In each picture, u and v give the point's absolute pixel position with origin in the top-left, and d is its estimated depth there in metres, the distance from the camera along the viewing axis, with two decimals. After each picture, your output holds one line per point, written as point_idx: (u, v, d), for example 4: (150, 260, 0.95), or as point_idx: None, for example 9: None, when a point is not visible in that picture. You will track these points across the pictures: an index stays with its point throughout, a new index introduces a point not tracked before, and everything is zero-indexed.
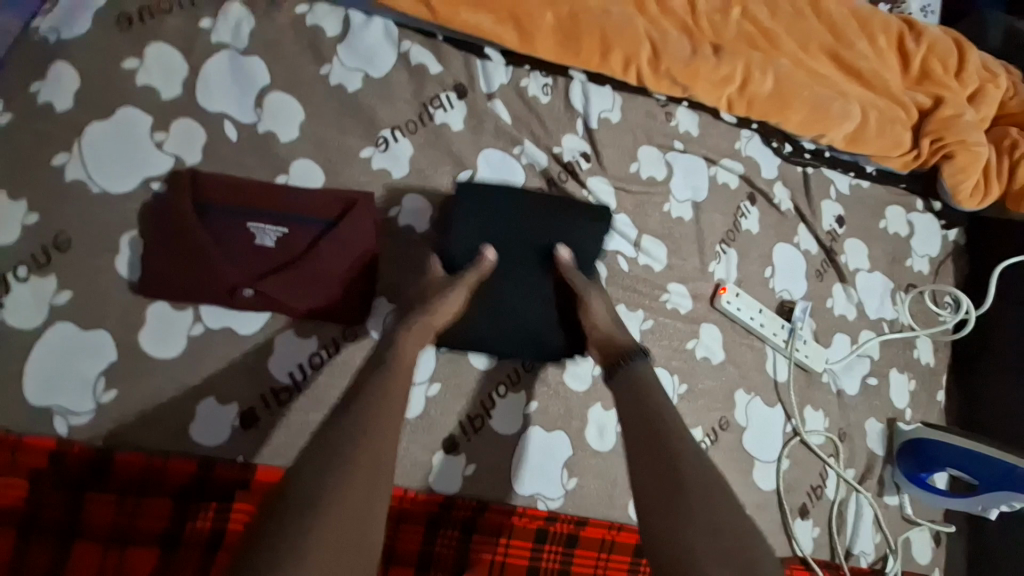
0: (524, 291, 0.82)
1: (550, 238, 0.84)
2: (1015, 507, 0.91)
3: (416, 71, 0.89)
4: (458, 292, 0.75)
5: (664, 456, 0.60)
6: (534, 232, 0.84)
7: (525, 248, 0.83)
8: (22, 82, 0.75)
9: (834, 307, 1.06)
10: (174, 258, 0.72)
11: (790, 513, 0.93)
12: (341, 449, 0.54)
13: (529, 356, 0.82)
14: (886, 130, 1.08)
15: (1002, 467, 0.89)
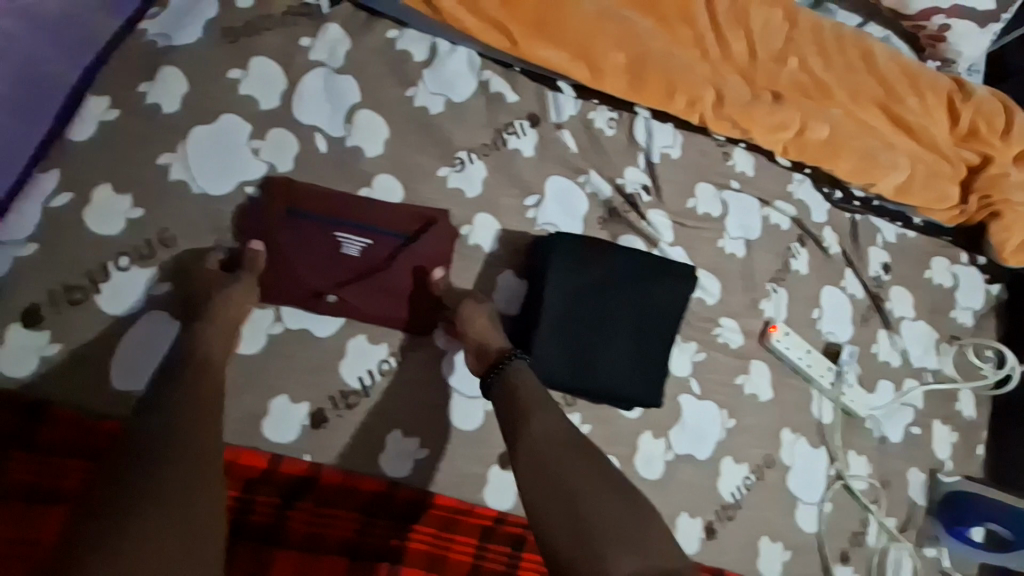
0: (603, 326, 0.83)
1: (625, 285, 0.85)
2: None
3: (494, 99, 0.94)
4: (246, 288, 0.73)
5: (547, 477, 0.63)
6: (608, 277, 0.84)
7: (602, 291, 0.84)
8: (130, 83, 0.78)
9: (879, 353, 1.07)
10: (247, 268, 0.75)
11: (829, 557, 0.93)
12: (168, 441, 0.55)
13: (607, 393, 0.83)
14: (930, 186, 1.11)
15: None
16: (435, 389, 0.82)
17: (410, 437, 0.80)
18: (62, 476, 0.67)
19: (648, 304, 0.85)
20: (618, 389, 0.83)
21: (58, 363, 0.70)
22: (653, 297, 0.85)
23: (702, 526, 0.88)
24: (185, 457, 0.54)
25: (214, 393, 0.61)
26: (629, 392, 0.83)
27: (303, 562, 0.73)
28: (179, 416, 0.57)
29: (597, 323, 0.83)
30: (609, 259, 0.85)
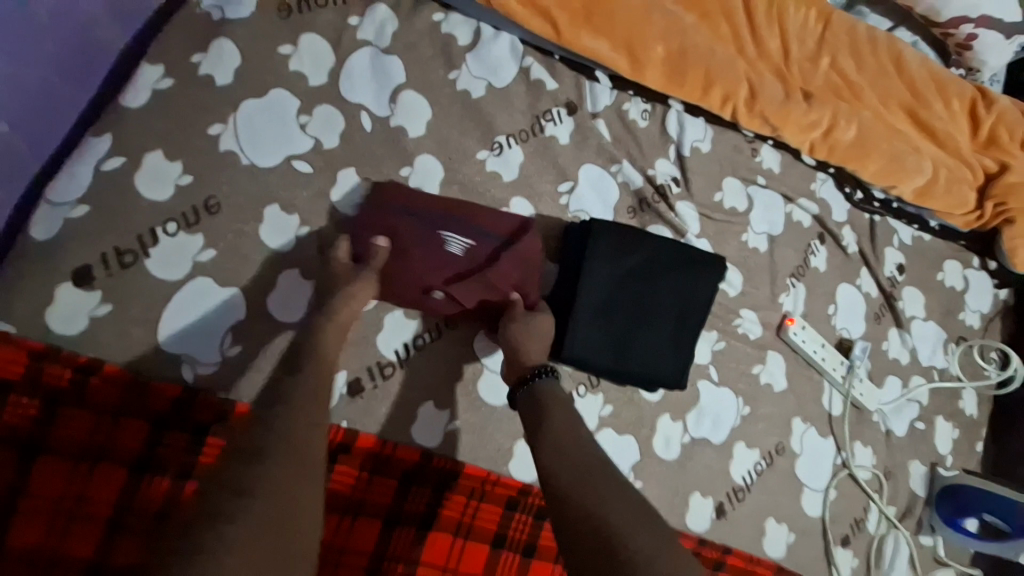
0: (639, 314, 0.87)
1: (661, 276, 0.88)
2: None
3: (534, 86, 0.95)
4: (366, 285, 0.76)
5: (574, 466, 0.65)
6: (644, 269, 0.88)
7: (636, 280, 0.87)
8: (184, 52, 0.79)
9: (889, 351, 1.11)
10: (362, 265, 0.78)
11: (831, 541, 0.98)
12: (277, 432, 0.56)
13: (640, 380, 0.86)
14: (953, 190, 1.14)
15: None
16: (467, 364, 0.86)
17: (442, 409, 0.84)
18: (112, 433, 0.68)
19: (682, 297, 0.88)
20: (650, 372, 0.86)
21: (110, 323, 0.71)
22: (690, 292, 0.88)
23: (713, 506, 0.93)
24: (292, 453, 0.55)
25: (324, 393, 0.64)
26: (661, 375, 0.86)
27: (342, 524, 0.76)
28: (283, 408, 0.58)
29: (637, 318, 0.86)
30: (646, 253, 0.88)
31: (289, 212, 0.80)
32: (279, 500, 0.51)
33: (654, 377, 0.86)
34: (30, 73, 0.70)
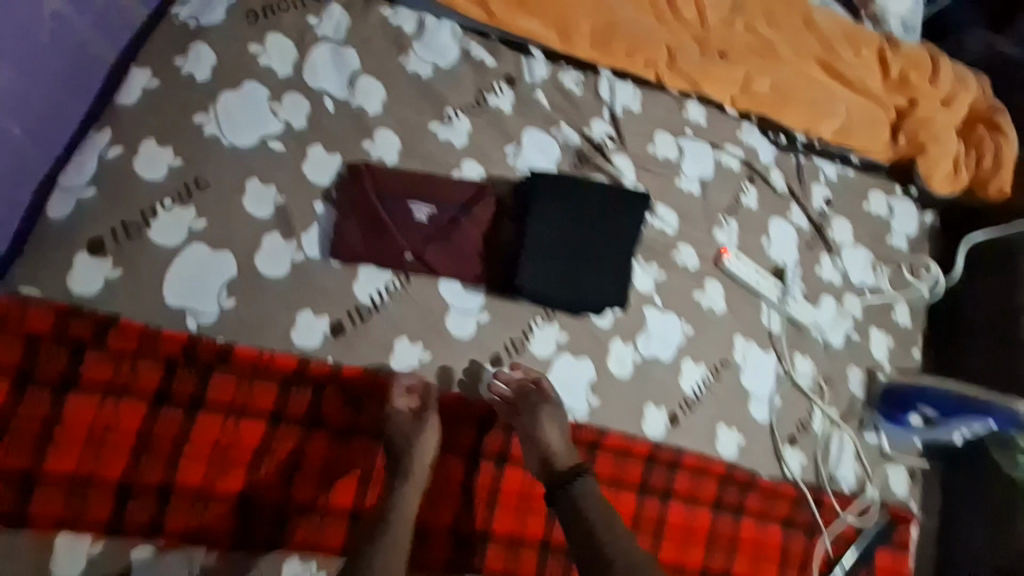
0: (593, 249, 0.95)
1: (612, 217, 0.97)
2: (972, 430, 1.07)
3: (476, 64, 1.07)
4: (430, 432, 0.86)
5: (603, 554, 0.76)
6: (597, 212, 0.96)
7: (590, 222, 0.96)
8: (169, 57, 0.94)
9: (822, 273, 1.22)
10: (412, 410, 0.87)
11: (780, 441, 1.09)
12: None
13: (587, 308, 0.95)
14: (868, 129, 1.26)
15: (967, 398, 1.05)
16: (434, 306, 0.95)
17: (416, 343, 0.94)
18: (132, 376, 0.80)
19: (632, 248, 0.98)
20: (597, 298, 0.95)
21: (121, 285, 0.83)
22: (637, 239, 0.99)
23: (667, 416, 1.04)
24: None
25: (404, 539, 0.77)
26: (605, 299, 0.95)
27: (333, 442, 0.86)
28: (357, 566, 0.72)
29: (580, 250, 0.94)
30: (597, 197, 0.97)
31: (268, 182, 0.92)
32: None
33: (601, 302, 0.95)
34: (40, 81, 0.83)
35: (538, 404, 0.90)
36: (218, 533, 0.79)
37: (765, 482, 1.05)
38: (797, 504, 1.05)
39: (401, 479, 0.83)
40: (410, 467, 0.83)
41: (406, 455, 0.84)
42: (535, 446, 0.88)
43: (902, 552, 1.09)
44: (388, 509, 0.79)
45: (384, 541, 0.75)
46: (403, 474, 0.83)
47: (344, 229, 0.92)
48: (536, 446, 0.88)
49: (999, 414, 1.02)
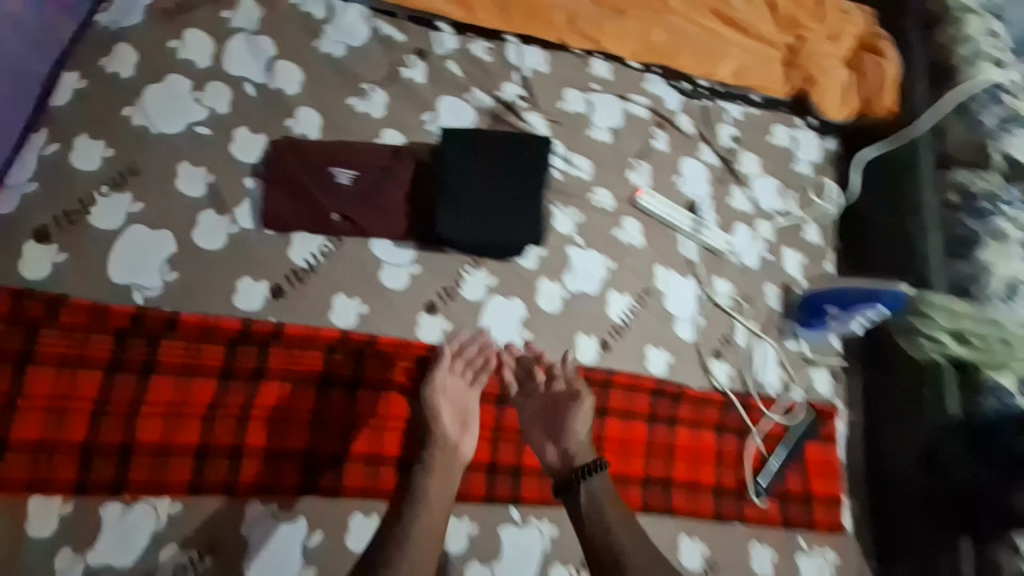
0: (505, 194, 1.04)
1: (519, 163, 1.05)
2: (868, 318, 1.16)
3: (386, 41, 1.14)
4: (473, 392, 0.96)
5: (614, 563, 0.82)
6: (505, 160, 1.05)
7: (499, 171, 1.04)
8: (93, 59, 0.99)
9: (733, 202, 1.32)
10: (452, 386, 0.95)
11: (706, 355, 1.18)
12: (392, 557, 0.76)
13: (509, 249, 1.05)
14: (762, 69, 1.36)
15: (855, 290, 1.14)
16: (367, 264, 1.02)
17: (353, 298, 1.01)
18: (85, 347, 0.86)
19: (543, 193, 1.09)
20: (514, 238, 1.04)
21: (66, 269, 0.88)
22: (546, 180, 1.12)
23: (597, 343, 1.13)
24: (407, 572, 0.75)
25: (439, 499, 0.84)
26: (523, 239, 1.04)
27: (283, 391, 0.92)
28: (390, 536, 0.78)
29: (494, 202, 1.03)
30: (505, 146, 1.06)
31: (197, 164, 0.97)
32: None
33: (519, 241, 1.04)
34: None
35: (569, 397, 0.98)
36: (177, 482, 0.85)
37: (693, 391, 1.15)
38: (724, 409, 1.15)
39: (430, 445, 0.89)
40: (439, 439, 0.90)
41: (436, 424, 0.91)
42: (556, 438, 0.96)
43: (829, 444, 1.19)
44: (421, 471, 0.87)
45: (416, 502, 0.83)
46: (431, 440, 0.90)
47: (271, 199, 0.98)
48: (562, 429, 0.96)
49: (886, 298, 1.10)
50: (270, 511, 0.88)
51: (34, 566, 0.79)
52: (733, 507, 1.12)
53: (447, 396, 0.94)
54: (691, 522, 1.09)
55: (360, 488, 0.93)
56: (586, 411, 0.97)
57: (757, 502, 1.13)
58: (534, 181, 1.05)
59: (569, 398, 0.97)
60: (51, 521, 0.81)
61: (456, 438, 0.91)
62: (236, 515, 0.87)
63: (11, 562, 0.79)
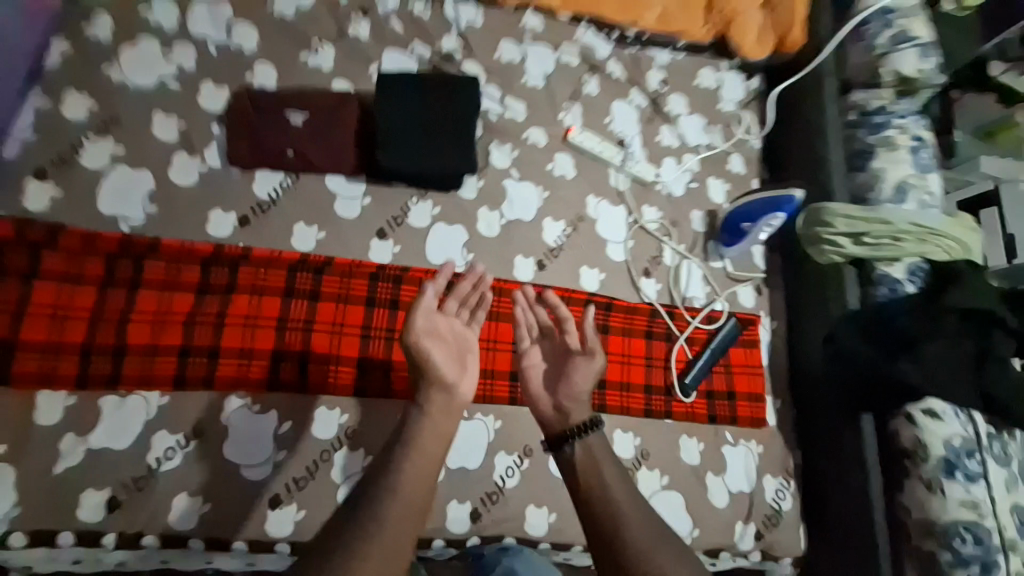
0: (440, 128, 1.18)
1: (452, 103, 1.20)
2: (773, 227, 1.29)
3: (332, 3, 1.28)
4: (473, 329, 0.92)
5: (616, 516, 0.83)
6: (438, 99, 1.19)
7: (435, 110, 1.18)
8: (72, 23, 1.11)
9: (662, 139, 1.44)
10: (450, 324, 0.89)
11: (636, 273, 1.32)
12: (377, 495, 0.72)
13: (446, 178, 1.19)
14: (686, 14, 1.46)
15: (763, 200, 1.27)
16: (323, 197, 1.17)
17: (312, 227, 1.15)
18: (81, 267, 1.01)
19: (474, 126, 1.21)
20: (449, 167, 1.17)
21: (61, 203, 1.03)
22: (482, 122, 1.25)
23: (534, 263, 1.27)
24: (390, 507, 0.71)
25: (433, 438, 0.80)
26: (457, 167, 1.18)
27: (251, 303, 1.06)
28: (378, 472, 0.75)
29: (433, 136, 1.17)
30: (439, 88, 1.20)
31: (170, 114, 1.12)
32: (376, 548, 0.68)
33: (454, 169, 1.18)
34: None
35: (583, 354, 0.98)
36: (163, 374, 1.00)
37: (621, 302, 1.28)
38: (651, 316, 1.29)
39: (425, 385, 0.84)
40: (433, 379, 0.84)
41: (429, 363, 0.85)
42: (555, 392, 0.97)
43: (751, 346, 1.31)
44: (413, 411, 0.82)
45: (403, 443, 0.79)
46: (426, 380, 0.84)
47: (232, 141, 1.12)
48: (567, 383, 0.97)
49: (786, 203, 1.25)
50: (244, 401, 1.03)
51: (41, 448, 0.93)
52: (662, 402, 1.25)
53: (439, 333, 0.87)
54: (625, 418, 1.22)
55: (320, 382, 1.07)
56: (592, 373, 0.97)
57: (684, 399, 1.25)
58: (464, 118, 1.20)
59: (581, 355, 0.98)
60: (58, 411, 0.95)
61: (454, 380, 0.85)
62: (214, 406, 1.01)
63: (23, 444, 0.93)
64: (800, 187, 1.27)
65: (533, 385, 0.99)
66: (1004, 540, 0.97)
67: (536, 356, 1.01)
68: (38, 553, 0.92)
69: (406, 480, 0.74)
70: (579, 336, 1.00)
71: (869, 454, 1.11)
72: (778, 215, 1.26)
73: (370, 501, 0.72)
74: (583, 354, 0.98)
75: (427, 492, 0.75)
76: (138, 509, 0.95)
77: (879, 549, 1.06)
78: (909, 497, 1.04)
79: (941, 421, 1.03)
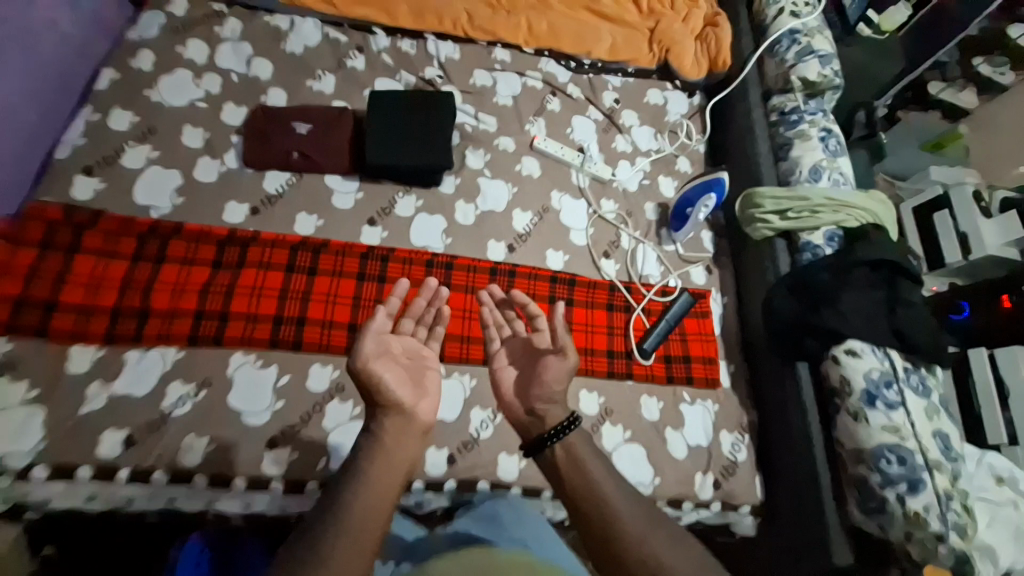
0: (422, 133, 1.40)
1: (433, 113, 1.42)
2: (708, 207, 1.46)
3: (334, 42, 1.56)
4: (432, 347, 1.02)
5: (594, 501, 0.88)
6: (420, 111, 1.42)
7: (418, 118, 1.41)
8: (123, 59, 1.38)
9: (618, 146, 1.66)
10: (408, 346, 0.98)
11: (596, 256, 1.49)
12: (345, 491, 0.81)
13: (427, 173, 1.39)
14: (632, 47, 1.76)
15: (698, 184, 1.49)
16: (322, 191, 1.37)
17: (312, 215, 1.34)
18: (116, 244, 1.19)
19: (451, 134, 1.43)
20: (429, 163, 1.38)
21: (104, 195, 1.24)
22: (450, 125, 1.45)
23: (505, 246, 1.45)
24: (355, 504, 0.79)
25: (395, 445, 0.88)
26: (436, 163, 1.38)
27: (258, 276, 1.24)
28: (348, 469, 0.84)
29: (415, 137, 1.39)
30: (421, 101, 1.43)
31: (198, 126, 1.35)
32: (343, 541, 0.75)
33: (432, 166, 1.38)
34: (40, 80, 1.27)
35: (556, 348, 1.04)
36: (179, 333, 1.16)
37: (583, 278, 1.45)
38: (611, 290, 1.45)
39: (383, 408, 0.91)
40: (391, 402, 0.91)
41: (387, 389, 0.91)
42: (529, 394, 1.02)
43: (702, 316, 1.46)
44: (373, 429, 0.89)
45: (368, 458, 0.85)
46: (383, 404, 0.91)
47: (247, 146, 1.34)
48: (539, 383, 1.02)
49: (715, 183, 1.46)
50: (247, 358, 1.17)
51: (72, 392, 1.09)
52: (624, 366, 1.38)
53: (394, 354, 0.95)
54: (589, 379, 1.35)
55: (315, 344, 1.21)
56: (560, 368, 1.02)
57: (644, 360, 1.39)
58: (443, 125, 1.42)
59: (551, 352, 1.04)
60: (89, 361, 1.11)
61: (411, 402, 0.92)
62: (223, 362, 1.16)
63: (55, 387, 1.08)
64: (724, 170, 1.50)
65: (504, 392, 1.05)
66: (928, 459, 1.07)
67: (505, 357, 1.09)
68: (58, 486, 1.04)
69: (356, 509, 0.79)
70: (542, 336, 1.08)
71: (807, 397, 1.24)
72: (712, 195, 1.46)
73: (345, 480, 0.82)
74: (554, 352, 1.04)
75: (383, 515, 0.80)
76: (149, 448, 1.08)
77: (819, 480, 1.18)
78: (841, 431, 1.15)
79: (860, 357, 1.16)
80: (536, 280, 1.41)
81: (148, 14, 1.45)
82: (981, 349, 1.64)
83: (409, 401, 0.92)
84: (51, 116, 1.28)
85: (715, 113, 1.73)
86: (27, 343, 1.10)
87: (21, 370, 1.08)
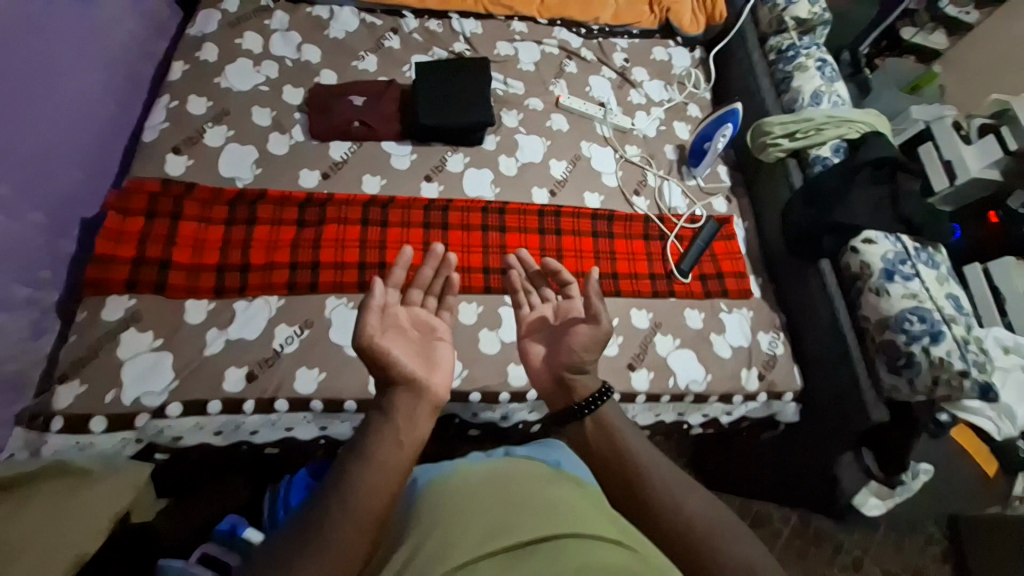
0: (464, 94, 1.56)
1: (469, 78, 1.58)
2: (725, 137, 1.63)
3: (370, 26, 1.71)
4: (443, 317, 0.95)
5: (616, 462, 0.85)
6: (459, 76, 1.58)
7: (457, 83, 1.57)
8: (189, 53, 1.53)
9: (633, 98, 1.83)
10: (416, 317, 0.92)
11: (628, 194, 1.66)
12: (347, 474, 0.73)
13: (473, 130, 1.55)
14: (634, 10, 1.93)
15: (713, 119, 1.66)
16: (381, 155, 1.52)
17: (375, 176, 1.49)
18: (209, 213, 1.34)
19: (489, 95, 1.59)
20: (473, 121, 1.54)
21: (191, 170, 1.38)
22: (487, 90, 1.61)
23: (548, 192, 1.61)
24: (357, 492, 0.71)
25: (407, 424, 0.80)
26: (479, 120, 1.54)
27: (339, 230, 1.38)
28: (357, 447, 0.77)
29: (458, 98, 1.55)
30: (458, 69, 1.59)
31: (265, 106, 1.50)
32: (347, 530, 0.68)
33: (476, 123, 1.54)
34: (110, 88, 1.47)
35: (591, 314, 0.97)
36: (279, 283, 1.30)
37: (620, 214, 1.61)
38: (645, 222, 1.62)
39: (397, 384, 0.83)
40: (402, 377, 0.83)
41: (392, 364, 0.83)
42: (558, 363, 0.97)
43: (729, 238, 1.62)
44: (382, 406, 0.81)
45: (369, 445, 0.76)
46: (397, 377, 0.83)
47: (310, 121, 1.49)
48: (568, 352, 0.97)
49: (729, 116, 1.63)
50: (341, 301, 1.31)
51: (192, 336, 1.22)
52: (665, 285, 1.54)
53: (402, 327, 0.88)
54: (636, 298, 1.49)
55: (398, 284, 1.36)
56: (591, 334, 0.96)
57: (682, 279, 1.54)
58: (480, 87, 1.58)
59: (584, 320, 0.98)
60: (203, 312, 1.25)
61: (423, 375, 0.85)
62: (319, 305, 1.30)
63: (176, 335, 1.21)
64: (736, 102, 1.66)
65: (533, 363, 1.00)
66: (945, 315, 1.29)
67: (534, 323, 1.02)
68: (189, 422, 1.17)
69: (360, 491, 0.71)
70: (568, 309, 1.02)
71: (831, 286, 1.42)
72: (728, 125, 1.62)
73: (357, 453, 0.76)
74: (587, 321, 0.98)
75: (387, 498, 0.73)
76: (267, 380, 1.21)
77: (851, 353, 1.35)
78: (866, 307, 1.35)
79: (875, 243, 1.36)
80: (581, 216, 1.58)
81: (204, 13, 1.60)
82: (975, 265, 1.83)
83: (417, 375, 0.84)
84: (119, 121, 1.51)
85: (717, 64, 1.92)
86: (148, 298, 1.23)
87: (145, 321, 1.21)
